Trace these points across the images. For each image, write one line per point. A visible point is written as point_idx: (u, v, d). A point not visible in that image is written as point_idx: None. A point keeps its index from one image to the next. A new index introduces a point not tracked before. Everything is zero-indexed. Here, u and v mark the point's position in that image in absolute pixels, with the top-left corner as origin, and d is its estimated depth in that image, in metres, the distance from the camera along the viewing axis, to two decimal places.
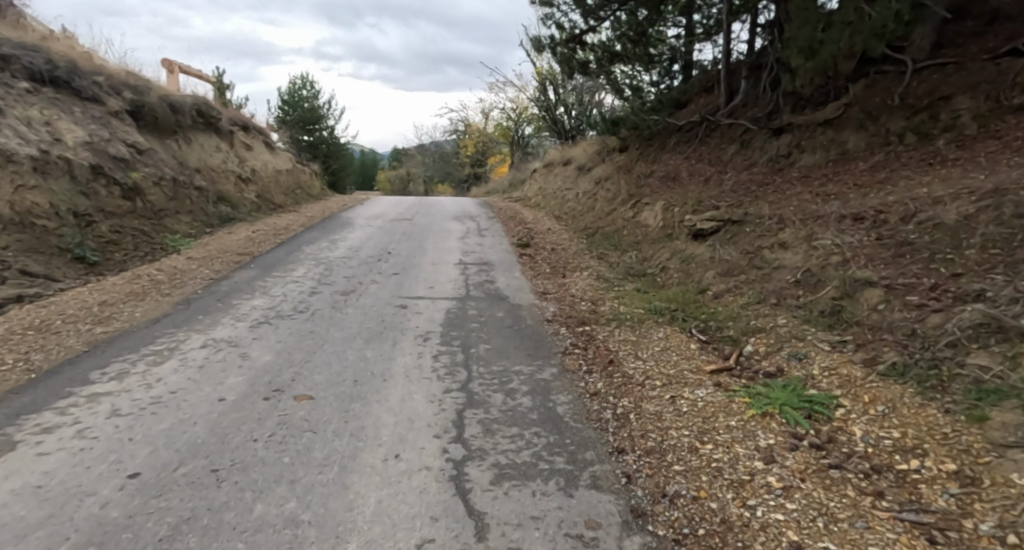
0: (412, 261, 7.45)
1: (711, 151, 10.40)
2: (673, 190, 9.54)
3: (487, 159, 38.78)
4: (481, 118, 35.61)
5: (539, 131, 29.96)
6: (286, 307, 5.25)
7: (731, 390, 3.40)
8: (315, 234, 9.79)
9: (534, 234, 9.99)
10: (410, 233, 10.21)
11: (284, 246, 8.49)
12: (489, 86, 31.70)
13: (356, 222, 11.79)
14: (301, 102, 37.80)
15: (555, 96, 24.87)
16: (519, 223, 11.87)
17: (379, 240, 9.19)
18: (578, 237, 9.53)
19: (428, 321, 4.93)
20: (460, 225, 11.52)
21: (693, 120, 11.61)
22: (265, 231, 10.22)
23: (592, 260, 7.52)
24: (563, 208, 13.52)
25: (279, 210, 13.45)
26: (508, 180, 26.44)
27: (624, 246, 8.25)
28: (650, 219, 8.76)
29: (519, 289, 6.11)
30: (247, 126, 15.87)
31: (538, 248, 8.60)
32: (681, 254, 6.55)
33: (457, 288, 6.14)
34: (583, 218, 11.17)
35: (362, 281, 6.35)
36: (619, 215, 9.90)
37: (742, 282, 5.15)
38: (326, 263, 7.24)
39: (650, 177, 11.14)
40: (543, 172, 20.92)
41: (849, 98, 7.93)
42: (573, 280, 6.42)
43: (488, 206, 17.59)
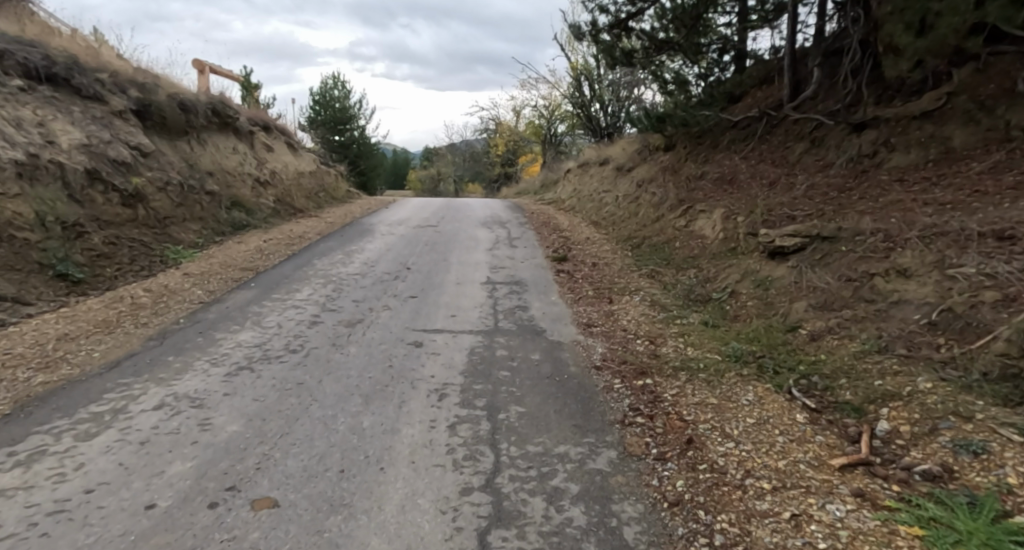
0: (432, 281, 6.50)
1: (773, 151, 9.23)
2: (732, 195, 8.38)
3: (518, 159, 37.82)
4: (512, 117, 34.70)
5: (573, 130, 28.90)
6: (276, 345, 4.32)
7: (883, 506, 2.33)
8: (332, 244, 8.95)
9: (572, 245, 8.93)
10: (433, 243, 9.28)
11: (293, 259, 7.63)
12: (521, 84, 30.70)
13: (378, 229, 10.95)
14: (332, 102, 37.42)
15: (590, 92, 23.80)
16: (554, 231, 10.81)
17: (398, 252, 8.28)
18: (622, 250, 8.45)
19: (446, 368, 3.97)
20: (490, 233, 10.52)
21: (750, 116, 10.43)
22: (279, 240, 9.42)
23: (642, 279, 6.45)
24: (601, 214, 12.43)
25: (299, 215, 12.72)
26: (540, 181, 25.41)
27: (677, 262, 7.13)
28: (707, 229, 7.63)
29: (557, 320, 5.10)
30: (268, 126, 15.21)
31: (577, 262, 7.56)
32: (753, 277, 5.44)
33: (485, 318, 5.17)
34: (626, 227, 10.09)
35: (373, 307, 5.42)
36: (669, 224, 8.79)
37: (846, 320, 4.04)
38: (336, 283, 6.34)
39: (701, 180, 10.00)
40: (577, 173, 19.85)
41: (954, 85, 6.87)
42: (622, 307, 5.38)
43: (520, 210, 16.59)
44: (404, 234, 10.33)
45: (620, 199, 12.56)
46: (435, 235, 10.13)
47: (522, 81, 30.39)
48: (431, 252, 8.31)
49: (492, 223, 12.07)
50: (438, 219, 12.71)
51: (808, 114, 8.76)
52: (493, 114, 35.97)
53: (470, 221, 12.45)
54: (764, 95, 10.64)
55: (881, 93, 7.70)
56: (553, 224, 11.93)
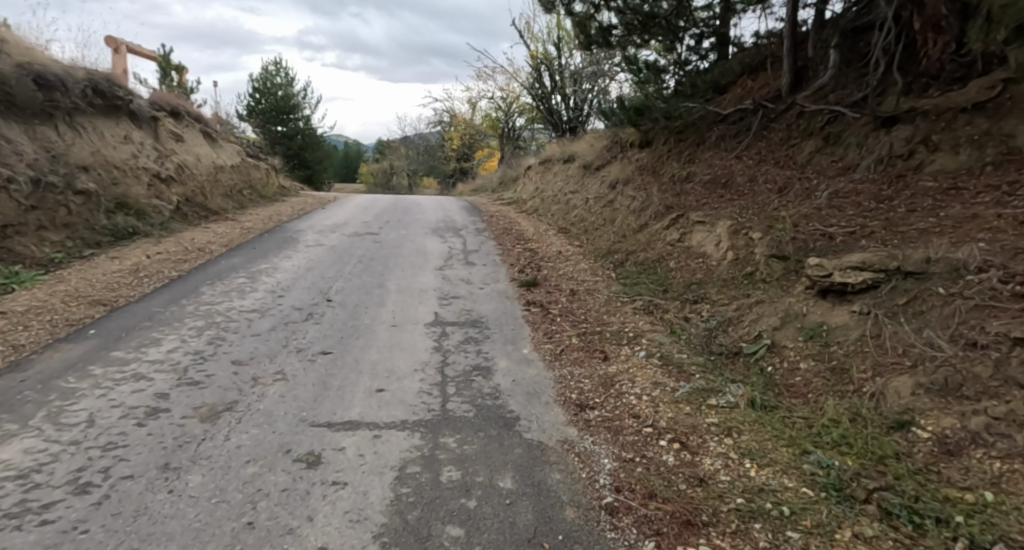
0: (357, 325, 4.74)
1: (775, 151, 7.82)
2: (734, 202, 6.93)
3: (474, 153, 36.05)
4: (468, 109, 32.87)
5: (532, 123, 27.38)
6: (56, 471, 2.52)
7: None
8: (239, 262, 7.08)
9: (541, 263, 7.30)
10: (370, 259, 7.54)
11: (174, 286, 5.75)
12: (476, 74, 28.91)
13: (305, 239, 9.10)
14: (274, 90, 34.80)
15: (552, 83, 22.34)
16: (517, 242, 9.16)
17: (321, 275, 6.49)
18: (604, 271, 6.87)
19: (349, 528, 2.27)
20: (443, 244, 8.81)
21: (741, 108, 9.04)
22: (173, 254, 7.47)
23: (641, 320, 4.87)
24: (572, 223, 10.87)
25: (213, 219, 10.76)
26: (499, 178, 23.76)
27: (679, 291, 5.59)
28: (710, 247, 6.16)
29: (531, 400, 3.44)
30: (178, 113, 13.01)
31: (550, 291, 5.93)
32: (801, 325, 3.93)
33: (425, 394, 3.49)
34: (602, 240, 8.54)
35: (258, 377, 3.64)
36: (658, 239, 7.26)
37: (997, 423, 2.53)
38: (218, 328, 4.52)
39: (690, 186, 8.52)
40: (539, 171, 18.27)
41: (1011, 71, 5.51)
42: (624, 374, 3.77)
43: (478, 212, 14.95)
44: (334, 246, 8.50)
45: (592, 206, 11.00)
46: (375, 248, 8.35)
47: (478, 71, 28.62)
48: (363, 275, 6.54)
49: (444, 230, 10.35)
50: (382, 224, 10.93)
51: (819, 106, 7.36)
52: (448, 106, 34.07)
53: (419, 227, 10.67)
54: (757, 85, 9.25)
55: (913, 81, 6.33)
56: (517, 232, 10.29)
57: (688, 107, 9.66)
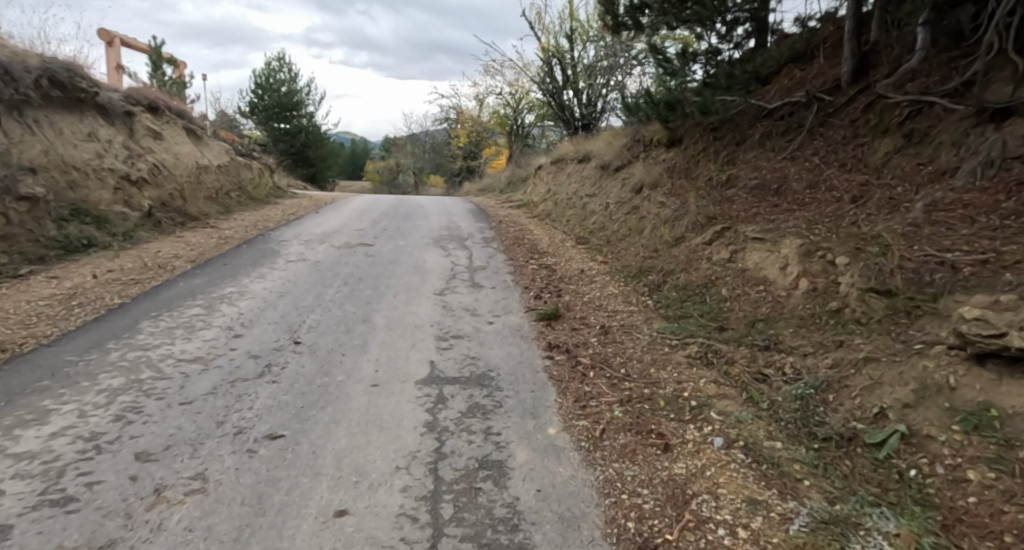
0: (324, 387, 3.58)
1: (838, 151, 6.58)
2: (796, 214, 5.74)
3: (482, 151, 34.89)
4: (475, 106, 31.73)
5: (543, 120, 26.21)
6: None
7: None
8: (201, 283, 5.96)
9: (561, 287, 6.12)
10: (360, 279, 6.41)
11: (107, 320, 4.63)
12: (484, 69, 27.73)
13: (288, 252, 8.00)
14: (276, 86, 33.81)
15: (564, 78, 21.18)
16: (530, 255, 7.99)
17: (297, 303, 5.35)
18: (639, 299, 5.68)
19: None
20: (446, 259, 7.66)
21: (790, 101, 7.82)
22: (128, 272, 6.37)
23: (703, 378, 3.68)
24: (592, 234, 9.66)
25: (190, 227, 9.68)
26: (507, 177, 22.59)
27: (741, 332, 4.39)
28: (773, 271, 4.98)
29: (567, 537, 2.28)
30: (158, 109, 11.93)
31: (576, 328, 4.75)
32: (951, 406, 2.70)
33: (411, 523, 2.35)
34: (629, 257, 7.34)
35: (162, 486, 2.50)
36: (702, 258, 6.06)
37: None
38: (136, 391, 3.39)
39: (734, 195, 7.30)
40: (551, 172, 17.06)
41: None
42: (698, 482, 2.61)
43: (486, 216, 13.83)
44: (319, 262, 7.36)
45: (614, 216, 9.77)
46: (366, 264, 7.20)
47: (486, 66, 27.47)
48: (346, 302, 5.39)
49: (448, 240, 9.18)
50: (380, 233, 9.79)
51: (897, 98, 6.11)
52: (455, 102, 32.92)
53: (419, 236, 9.52)
54: (808, 75, 8.00)
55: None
56: (530, 243, 9.10)
57: (727, 100, 8.42)
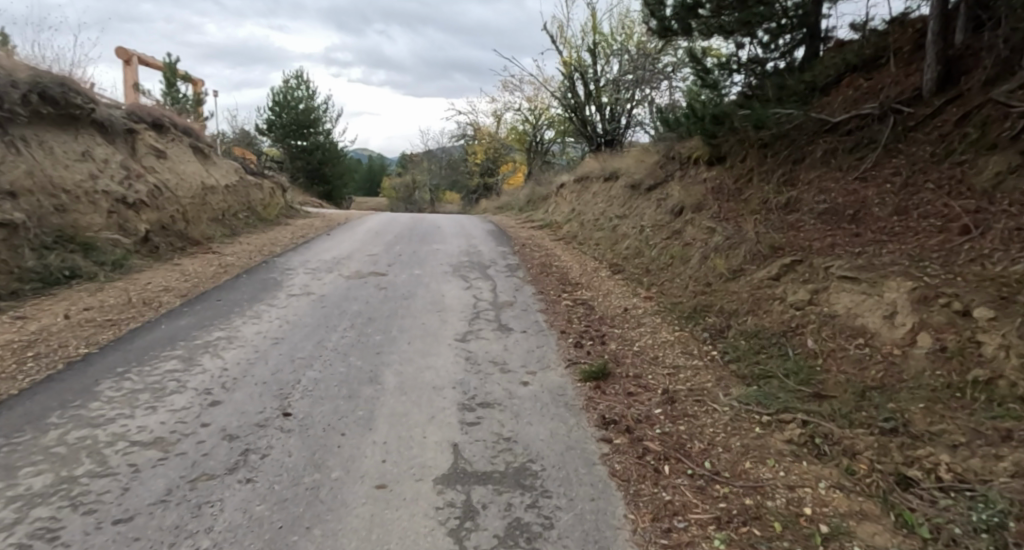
0: (315, 490, 2.70)
1: (928, 171, 5.64)
2: (888, 248, 4.81)
3: (499, 168, 34.21)
4: (493, 122, 31.16)
5: (563, 137, 25.50)
6: None
7: None
8: (187, 325, 5.15)
9: (605, 332, 5.22)
10: (370, 319, 5.56)
11: (59, 381, 3.80)
12: (502, 84, 27.11)
13: (293, 283, 7.20)
14: (294, 103, 33.55)
15: (586, 93, 20.45)
16: (562, 288, 7.09)
17: (295, 354, 4.51)
18: (700, 350, 4.76)
19: None
20: (468, 293, 6.80)
21: (860, 114, 6.90)
22: (106, 311, 5.58)
23: (820, 481, 2.77)
24: (627, 263, 8.74)
25: (189, 254, 8.96)
26: (526, 195, 21.77)
27: (847, 404, 3.45)
28: (874, 320, 4.04)
29: None
30: (163, 126, 11.31)
31: (633, 393, 3.85)
32: None
33: None
34: (677, 294, 6.42)
35: None
36: (772, 298, 5.13)
37: None
38: (60, 501, 2.52)
39: (799, 222, 6.36)
40: (574, 191, 16.20)
41: None
42: None
43: (508, 238, 13.02)
44: (326, 296, 6.55)
45: (652, 242, 8.86)
46: (377, 300, 6.37)
47: (505, 82, 26.87)
48: (352, 353, 4.54)
49: (469, 269, 8.33)
50: (394, 259, 8.99)
51: (1005, 109, 5.18)
52: (472, 118, 32.34)
53: (436, 264, 8.68)
54: (879, 85, 7.07)
55: None
56: (560, 272, 8.21)
57: (783, 114, 7.52)
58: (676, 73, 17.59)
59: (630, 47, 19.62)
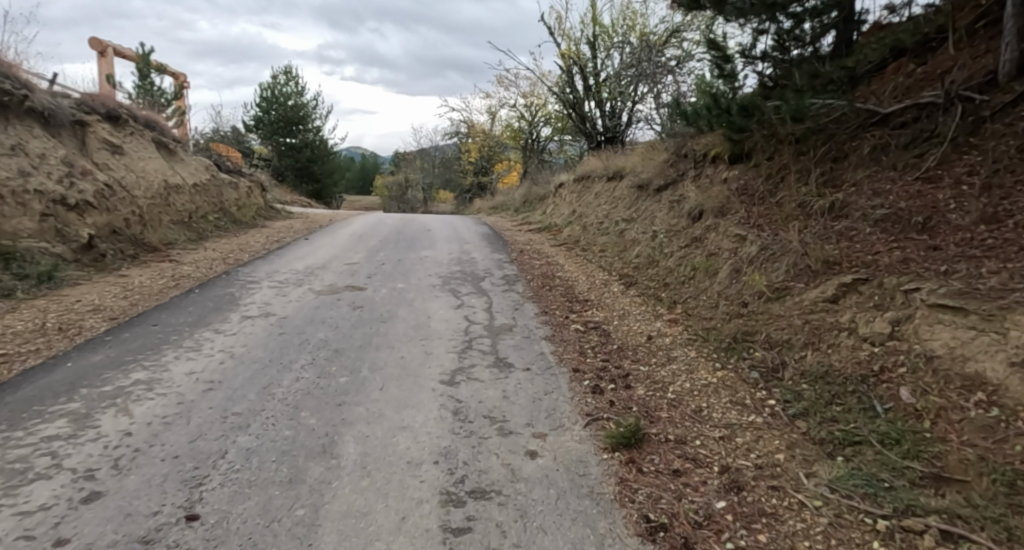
0: None
1: (1018, 170, 4.64)
2: (990, 267, 3.80)
3: (493, 167, 33.17)
4: (487, 119, 30.14)
5: (560, 134, 24.53)
6: None
7: None
8: (100, 362, 4.09)
9: (629, 371, 4.19)
10: (338, 352, 4.51)
11: None
12: (497, 80, 26.08)
13: (253, 300, 6.14)
14: (281, 99, 32.40)
15: (585, 87, 19.51)
16: (569, 307, 6.05)
17: (230, 408, 3.45)
18: (754, 398, 3.73)
19: None
20: (458, 314, 5.74)
21: (918, 103, 5.88)
22: (7, 340, 4.51)
23: None
24: (640, 276, 7.71)
25: (142, 263, 7.88)
26: (522, 195, 20.76)
27: (997, 501, 2.47)
28: (999, 367, 3.01)
29: None
30: (120, 119, 10.20)
31: (678, 473, 2.85)
32: None
33: None
34: (709, 318, 5.40)
35: None
36: (836, 327, 4.10)
37: None
38: None
39: (852, 231, 5.36)
40: (575, 192, 15.19)
41: None
42: None
43: (504, 242, 12.01)
44: (290, 318, 5.48)
45: (668, 251, 7.85)
46: (350, 323, 5.31)
47: (500, 77, 25.88)
48: (305, 408, 3.48)
49: (460, 282, 7.27)
50: (375, 270, 7.92)
51: None
52: (466, 115, 31.31)
53: (422, 276, 7.61)
54: (937, 70, 6.11)
55: None
56: (565, 286, 7.18)
57: (823, 104, 6.51)
58: (681, 66, 16.66)
59: (631, 38, 18.65)
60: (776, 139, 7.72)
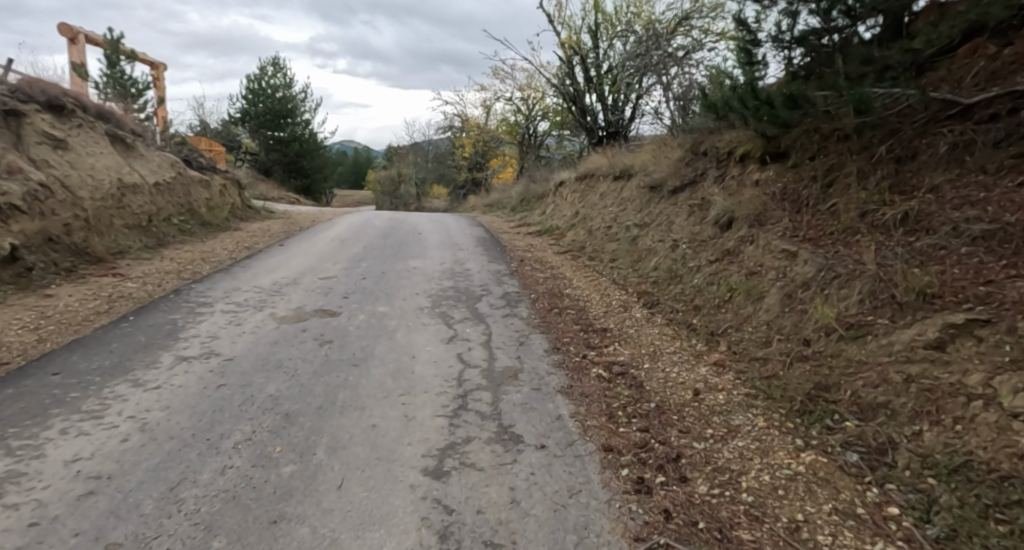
0: None
1: None
2: None
3: (489, 162, 31.97)
4: (482, 112, 28.97)
5: (559, 128, 23.42)
6: None
7: None
8: None
9: (680, 449, 3.11)
10: (289, 419, 3.41)
11: None
12: (493, 71, 24.95)
13: (199, 331, 5.01)
14: (267, 91, 31.09)
15: (588, 79, 18.48)
16: (585, 343, 4.96)
17: (109, 534, 2.34)
18: (867, 506, 2.68)
19: None
20: (449, 353, 4.65)
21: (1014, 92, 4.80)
22: None
23: None
24: (663, 296, 6.63)
25: (78, 278, 6.75)
26: (519, 193, 19.64)
27: None
28: None
29: None
30: (65, 110, 9.03)
31: None
32: None
33: None
34: (763, 359, 4.33)
35: None
36: (960, 391, 3.02)
37: None
38: None
39: (942, 251, 4.30)
40: (578, 191, 14.11)
41: None
42: None
43: (502, 248, 10.93)
44: (237, 358, 4.36)
45: (699, 267, 6.77)
46: (313, 369, 4.20)
47: (496, 68, 24.73)
48: (221, 531, 2.40)
49: (452, 305, 6.17)
50: (353, 288, 6.80)
51: None
52: (460, 108, 30.15)
53: (407, 295, 6.50)
54: None
55: None
56: (577, 309, 6.09)
57: (887, 94, 5.42)
58: (689, 57, 15.65)
59: (636, 26, 17.53)
60: (820, 136, 6.65)
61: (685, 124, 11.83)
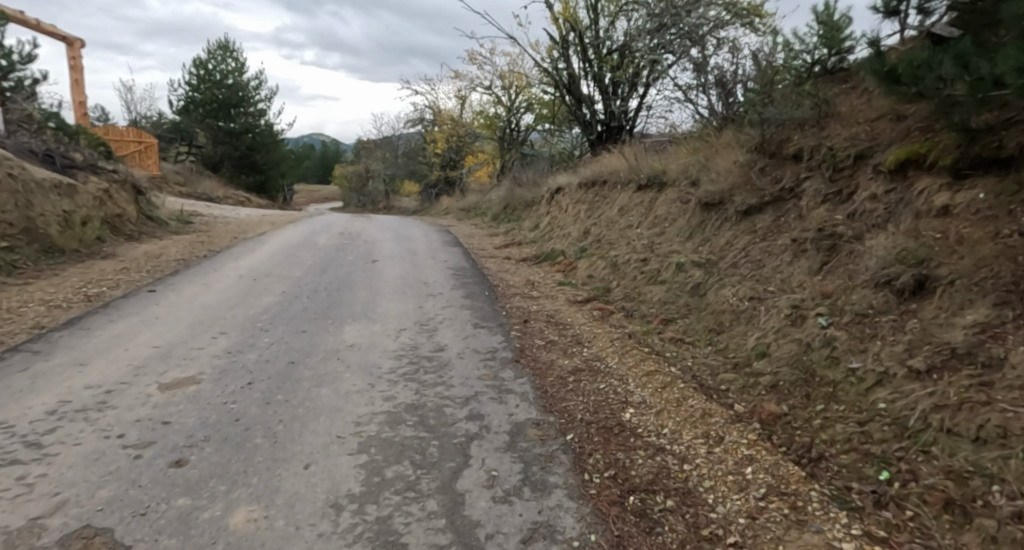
0: None
1: None
2: None
3: (464, 160, 28.34)
4: (457, 103, 25.55)
5: (546, 122, 20.15)
6: None
7: None
8: None
9: None
10: None
11: None
12: (469, 56, 21.57)
13: None
14: (211, 76, 27.12)
15: (588, 61, 15.39)
16: None
17: None
18: None
19: None
20: None
21: None
22: None
23: None
24: (830, 451, 3.35)
25: None
26: (502, 197, 16.31)
27: None
28: None
29: None
30: None
31: None
32: None
33: None
34: None
35: None
36: None
37: None
38: None
39: None
40: (583, 202, 10.87)
41: None
42: None
43: (489, 288, 7.62)
44: None
45: (891, 383, 3.51)
46: None
47: (472, 52, 21.41)
48: None
49: (406, 505, 2.79)
50: (206, 431, 3.35)
51: None
52: (432, 99, 26.61)
53: (311, 465, 3.09)
54: None
55: None
56: (686, 522, 2.76)
57: None
58: (719, 33, 12.55)
59: None
60: None
61: (739, 115, 8.68)
